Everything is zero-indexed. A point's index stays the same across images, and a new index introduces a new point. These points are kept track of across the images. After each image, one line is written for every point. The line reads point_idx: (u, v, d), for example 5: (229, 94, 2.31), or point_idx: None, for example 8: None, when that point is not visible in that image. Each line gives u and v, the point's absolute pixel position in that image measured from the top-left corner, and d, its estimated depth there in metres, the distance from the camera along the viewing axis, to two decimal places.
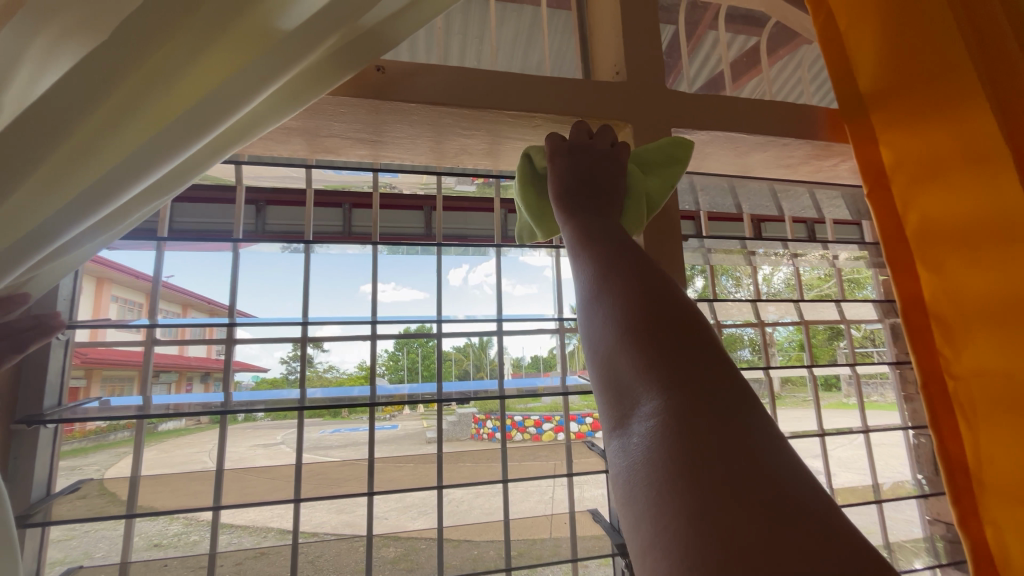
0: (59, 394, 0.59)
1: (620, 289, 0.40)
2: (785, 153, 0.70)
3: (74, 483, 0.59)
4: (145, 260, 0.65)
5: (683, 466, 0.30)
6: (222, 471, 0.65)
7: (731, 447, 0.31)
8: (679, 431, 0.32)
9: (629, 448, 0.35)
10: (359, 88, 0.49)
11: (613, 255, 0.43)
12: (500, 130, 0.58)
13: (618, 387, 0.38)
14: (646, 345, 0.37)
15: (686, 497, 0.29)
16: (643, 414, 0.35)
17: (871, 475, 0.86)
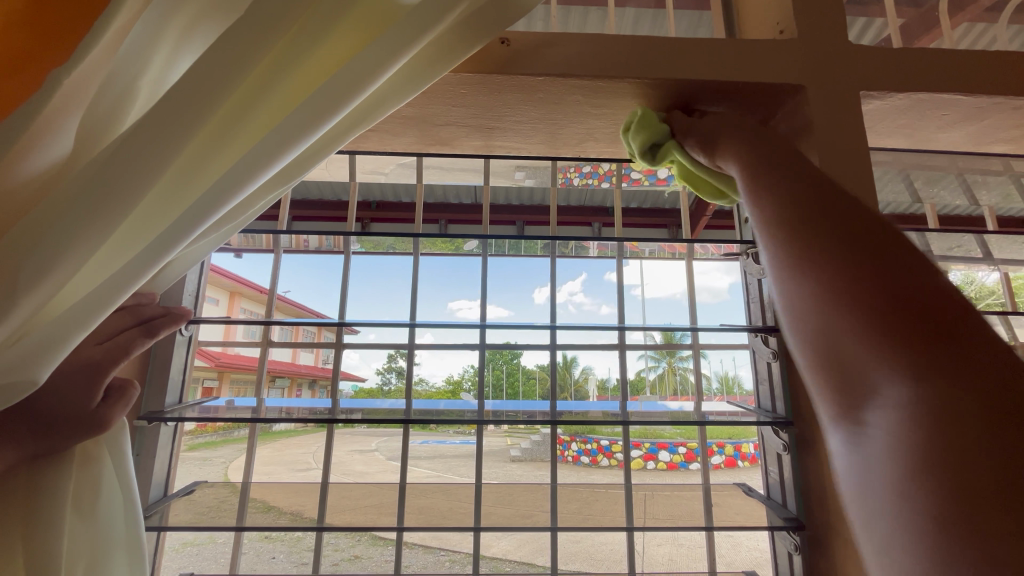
0: (180, 390, 0.59)
1: (830, 237, 0.31)
2: (1011, 122, 0.53)
3: (189, 487, 0.59)
4: (264, 263, 0.65)
5: (930, 467, 0.22)
6: (327, 486, 0.61)
7: (1012, 469, 0.21)
8: (932, 425, 0.23)
9: (863, 442, 0.27)
10: (482, 63, 0.44)
11: (821, 202, 0.33)
12: (635, 109, 0.49)
13: (831, 357, 0.29)
14: (862, 314, 0.27)
15: (929, 496, 0.22)
16: (885, 405, 0.25)
17: None
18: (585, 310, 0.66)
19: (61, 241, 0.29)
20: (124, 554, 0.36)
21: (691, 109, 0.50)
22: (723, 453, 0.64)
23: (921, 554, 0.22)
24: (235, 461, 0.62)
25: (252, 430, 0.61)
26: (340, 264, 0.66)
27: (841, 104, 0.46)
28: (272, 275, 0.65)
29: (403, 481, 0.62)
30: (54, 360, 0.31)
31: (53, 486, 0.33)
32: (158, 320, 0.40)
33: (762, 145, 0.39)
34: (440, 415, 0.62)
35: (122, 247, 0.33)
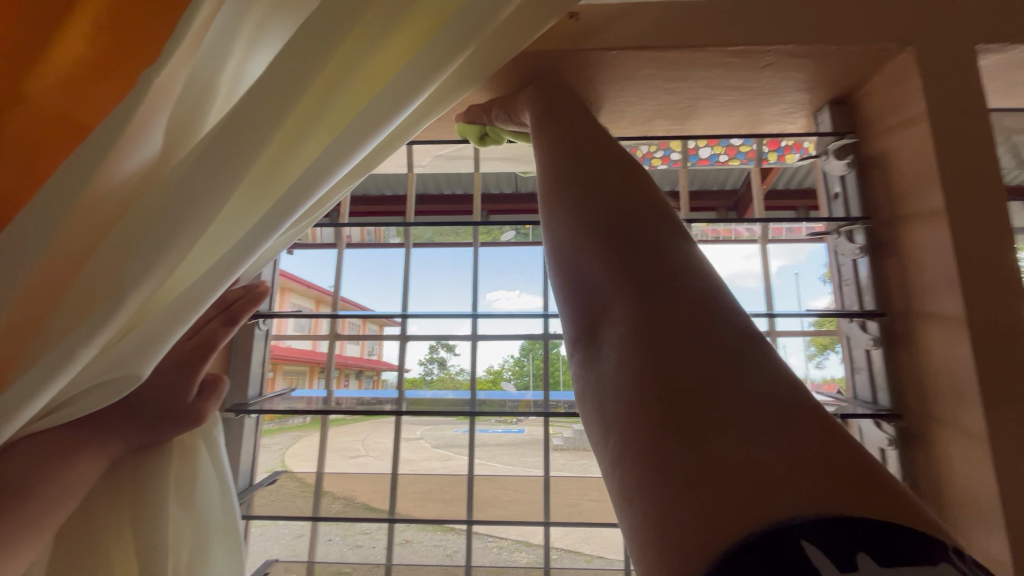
0: (261, 382, 0.61)
1: (585, 214, 0.37)
2: None
3: (272, 476, 0.61)
4: (327, 259, 0.66)
5: (674, 428, 0.27)
6: (396, 478, 0.61)
7: (667, 370, 0.29)
8: (644, 393, 0.29)
9: (595, 365, 0.33)
10: (551, 40, 0.42)
11: (580, 179, 0.39)
12: (712, 81, 0.46)
13: (580, 292, 0.37)
14: (633, 292, 0.33)
15: (652, 441, 0.27)
16: (614, 324, 0.33)
17: None
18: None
19: (160, 240, 0.29)
20: (223, 541, 0.37)
21: (774, 78, 0.46)
22: None
23: (631, 488, 0.27)
24: (292, 449, 0.63)
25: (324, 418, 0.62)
26: (402, 258, 0.65)
27: (956, 60, 0.41)
28: (336, 271, 0.66)
29: (471, 473, 0.62)
30: (156, 359, 0.31)
31: (155, 476, 0.35)
32: (237, 306, 0.41)
33: (551, 123, 0.42)
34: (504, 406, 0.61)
35: (213, 245, 0.34)
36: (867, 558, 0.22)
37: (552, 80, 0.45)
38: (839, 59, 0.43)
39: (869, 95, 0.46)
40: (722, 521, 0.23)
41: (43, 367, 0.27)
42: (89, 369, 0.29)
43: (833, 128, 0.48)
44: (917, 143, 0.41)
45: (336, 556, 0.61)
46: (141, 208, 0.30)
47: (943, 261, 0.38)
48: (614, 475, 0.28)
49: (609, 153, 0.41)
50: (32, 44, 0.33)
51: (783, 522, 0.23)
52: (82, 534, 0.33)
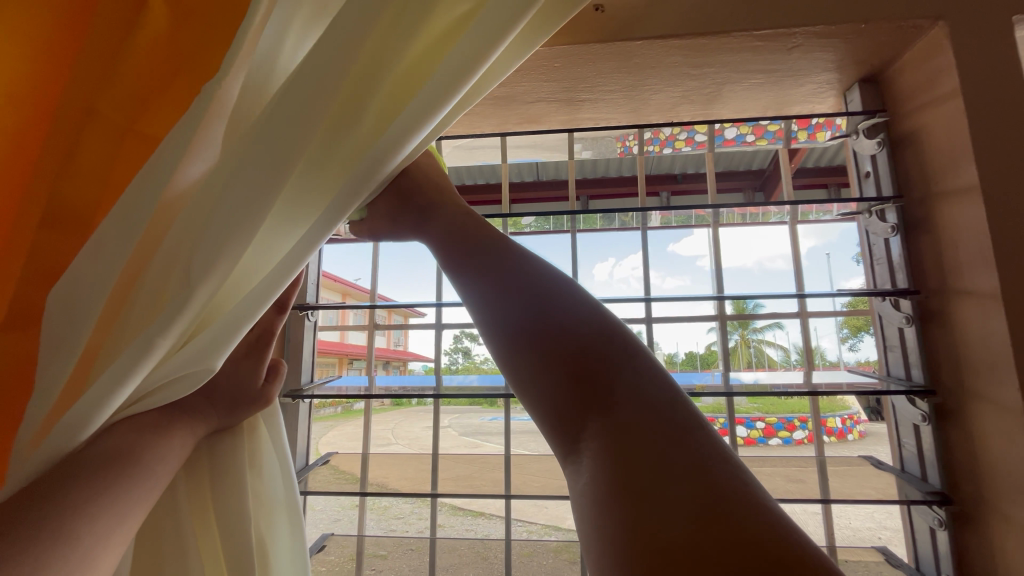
0: (311, 370, 0.65)
1: (522, 288, 0.32)
2: None
3: (325, 457, 0.65)
4: (364, 253, 0.69)
5: (660, 531, 0.23)
6: (437, 457, 0.65)
7: (641, 472, 0.25)
8: (618, 501, 0.24)
9: (578, 484, 0.27)
10: (579, 33, 0.43)
11: (484, 259, 0.34)
12: (738, 66, 0.46)
13: (531, 389, 0.30)
14: (567, 403, 0.29)
15: (620, 540, 0.23)
16: (589, 437, 0.27)
17: None
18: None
19: (225, 229, 0.28)
20: (285, 517, 0.40)
21: (802, 58, 0.46)
22: (805, 427, 0.53)
23: None
24: (318, 438, 0.65)
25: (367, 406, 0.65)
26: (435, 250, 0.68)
27: (992, 33, 0.40)
28: (373, 266, 0.69)
29: (507, 452, 0.65)
30: (226, 351, 0.31)
31: (230, 452, 0.38)
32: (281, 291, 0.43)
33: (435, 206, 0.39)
34: None
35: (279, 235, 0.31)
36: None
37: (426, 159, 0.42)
38: (869, 37, 0.43)
39: (899, 72, 0.46)
40: None
41: (128, 354, 0.28)
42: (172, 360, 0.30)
43: (862, 107, 0.48)
44: (951, 119, 0.41)
45: (391, 534, 0.64)
46: (181, 233, 0.30)
47: (979, 237, 0.38)
48: None
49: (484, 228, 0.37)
50: (89, 64, 0.31)
51: None
52: (169, 517, 0.36)
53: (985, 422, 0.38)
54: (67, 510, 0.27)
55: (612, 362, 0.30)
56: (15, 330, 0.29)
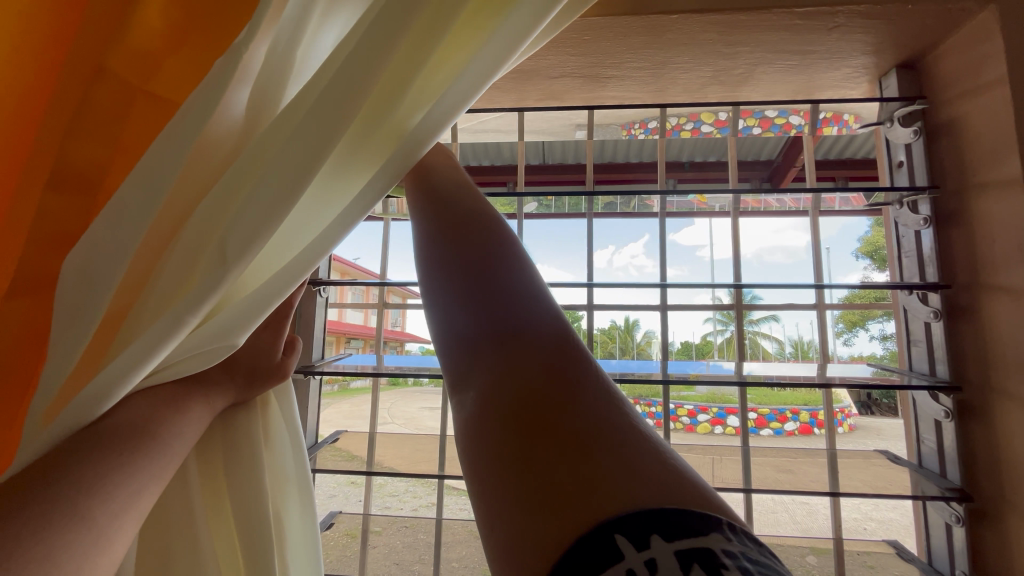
0: (321, 347, 0.64)
1: (441, 230, 0.33)
2: None
3: (334, 435, 0.64)
4: (374, 233, 0.68)
5: (525, 457, 0.23)
6: (444, 438, 0.64)
7: (530, 402, 0.25)
8: (496, 426, 0.25)
9: (460, 411, 0.27)
10: (612, 5, 0.41)
11: (431, 206, 0.34)
12: (774, 47, 0.45)
13: (440, 326, 0.30)
14: (465, 334, 0.29)
15: (498, 469, 0.23)
16: (482, 369, 0.28)
17: None
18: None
19: (266, 208, 0.27)
20: (296, 495, 0.39)
21: (840, 40, 0.44)
22: (796, 419, 0.52)
23: (492, 517, 0.22)
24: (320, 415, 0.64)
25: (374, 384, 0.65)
26: None
27: None
28: (383, 246, 0.68)
29: None
30: (250, 327, 0.31)
31: (243, 428, 0.37)
32: None
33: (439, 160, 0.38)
34: None
35: (311, 207, 0.30)
36: (662, 540, 0.19)
37: None
38: (914, 19, 0.41)
39: (940, 58, 0.44)
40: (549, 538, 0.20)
41: (155, 331, 0.27)
42: (195, 335, 0.30)
43: (898, 94, 0.47)
44: (995, 108, 0.39)
45: (386, 512, 0.64)
46: (216, 208, 0.29)
47: (1017, 231, 0.37)
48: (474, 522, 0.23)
49: (451, 177, 0.37)
50: (101, 17, 0.29)
51: (605, 519, 0.20)
52: (179, 490, 0.35)
53: (1011, 420, 0.38)
54: (88, 486, 0.26)
55: (524, 302, 0.30)
56: (32, 298, 0.28)
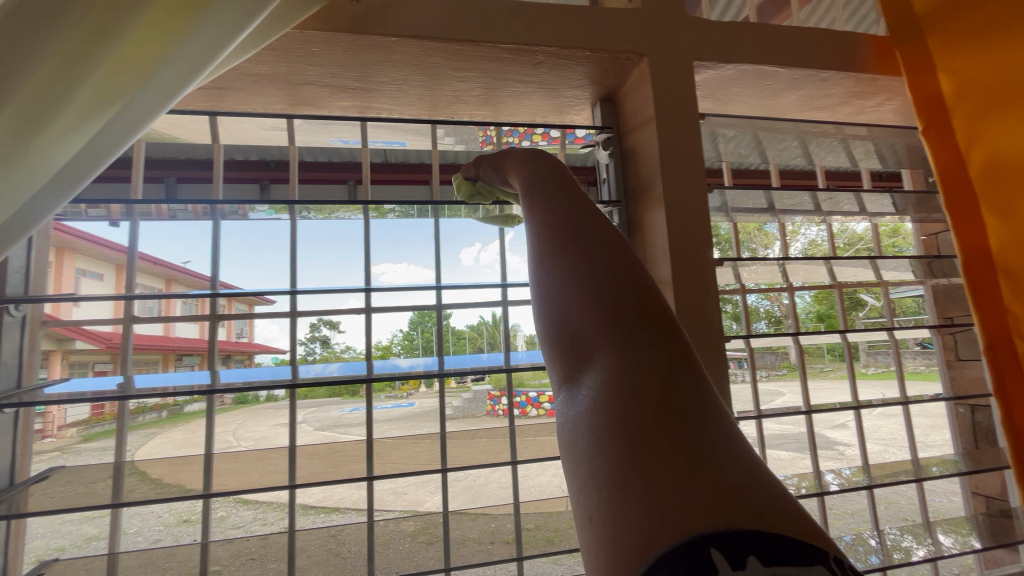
0: (18, 374, 0.52)
1: (563, 259, 0.38)
2: (821, 92, 0.62)
3: (42, 474, 0.54)
4: (117, 235, 0.59)
5: (633, 459, 0.28)
6: (212, 455, 0.60)
7: (662, 409, 0.30)
8: (618, 418, 0.30)
9: (577, 405, 0.34)
10: (332, 21, 0.43)
11: (555, 234, 0.40)
12: (497, 72, 0.51)
13: (566, 334, 0.37)
14: (586, 341, 0.36)
15: (613, 453, 0.29)
16: (595, 370, 0.34)
17: (912, 446, 0.80)
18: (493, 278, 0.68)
19: None
20: None
21: (549, 72, 0.52)
22: None
23: (593, 506, 0.28)
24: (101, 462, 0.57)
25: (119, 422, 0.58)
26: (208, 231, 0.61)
27: (680, 73, 0.50)
28: (132, 242, 0.59)
29: (292, 444, 0.62)
30: None
31: None
32: None
33: (540, 188, 0.43)
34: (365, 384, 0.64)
35: None
36: (754, 561, 0.24)
37: (543, 153, 0.47)
38: (596, 63, 0.50)
39: (625, 96, 0.55)
40: (653, 530, 0.25)
41: None
42: None
43: (601, 123, 0.57)
44: (650, 140, 0.50)
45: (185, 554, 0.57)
46: None
47: (660, 238, 0.48)
48: (578, 489, 0.30)
49: (569, 202, 0.42)
50: None
51: (699, 533, 0.25)
52: None
53: None
54: None
55: (654, 324, 0.35)
56: None
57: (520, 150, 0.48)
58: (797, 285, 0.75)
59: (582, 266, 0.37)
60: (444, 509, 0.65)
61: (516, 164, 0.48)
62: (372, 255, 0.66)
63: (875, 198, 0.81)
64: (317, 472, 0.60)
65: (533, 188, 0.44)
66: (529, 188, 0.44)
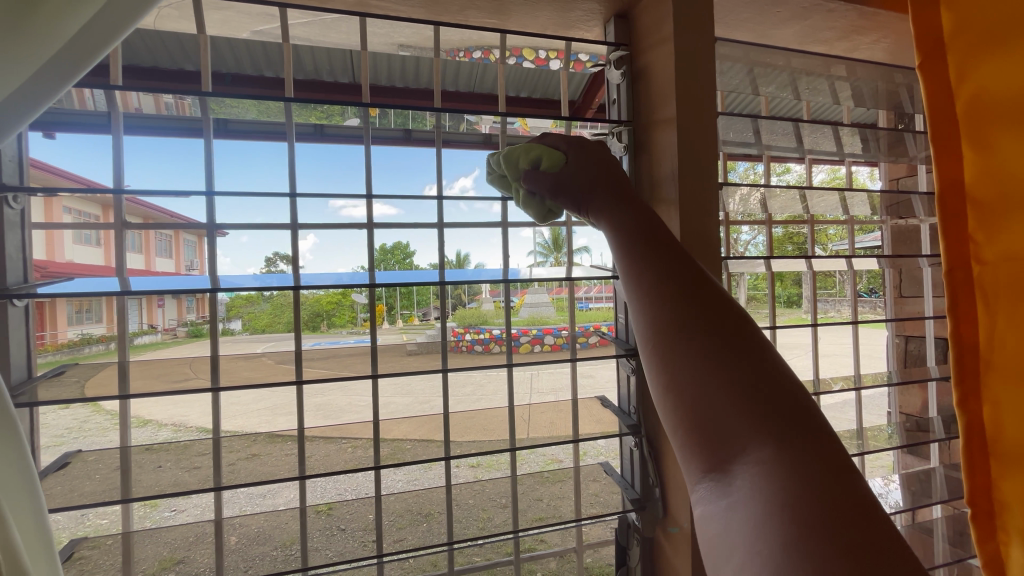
0: (25, 269, 0.56)
1: (697, 347, 0.39)
2: (804, 20, 0.66)
3: (57, 368, 0.58)
4: (100, 149, 0.58)
5: (797, 543, 0.28)
6: (218, 358, 0.63)
7: (813, 485, 0.31)
8: (770, 497, 0.31)
9: (727, 497, 0.34)
10: None
11: (674, 305, 0.41)
12: None
13: (706, 429, 0.37)
14: (722, 427, 0.37)
15: (774, 529, 0.30)
16: (743, 458, 0.35)
17: (856, 364, 0.91)
18: (467, 208, 0.71)
19: None
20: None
21: None
22: (598, 332, 0.76)
23: None
24: (91, 376, 0.58)
25: (120, 344, 0.61)
26: (201, 149, 0.61)
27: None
28: (118, 173, 0.58)
29: (297, 347, 0.66)
30: None
31: None
32: None
33: (640, 248, 0.45)
34: (326, 319, 0.68)
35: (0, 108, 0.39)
36: None
37: (635, 205, 0.48)
38: None
39: (638, 13, 0.56)
40: None
41: None
42: None
43: (615, 40, 0.59)
44: (665, 60, 0.52)
45: (190, 472, 0.61)
46: None
47: (672, 158, 0.51)
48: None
49: (677, 270, 0.43)
50: None
51: None
52: None
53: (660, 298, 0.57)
54: None
55: (787, 403, 0.36)
56: None
57: (599, 186, 0.51)
58: (774, 219, 0.80)
59: (711, 351, 0.39)
60: (445, 410, 0.72)
61: (602, 198, 0.51)
62: (371, 189, 0.68)
63: (850, 139, 0.85)
64: (323, 372, 0.64)
65: (628, 241, 0.46)
66: (624, 233, 0.47)
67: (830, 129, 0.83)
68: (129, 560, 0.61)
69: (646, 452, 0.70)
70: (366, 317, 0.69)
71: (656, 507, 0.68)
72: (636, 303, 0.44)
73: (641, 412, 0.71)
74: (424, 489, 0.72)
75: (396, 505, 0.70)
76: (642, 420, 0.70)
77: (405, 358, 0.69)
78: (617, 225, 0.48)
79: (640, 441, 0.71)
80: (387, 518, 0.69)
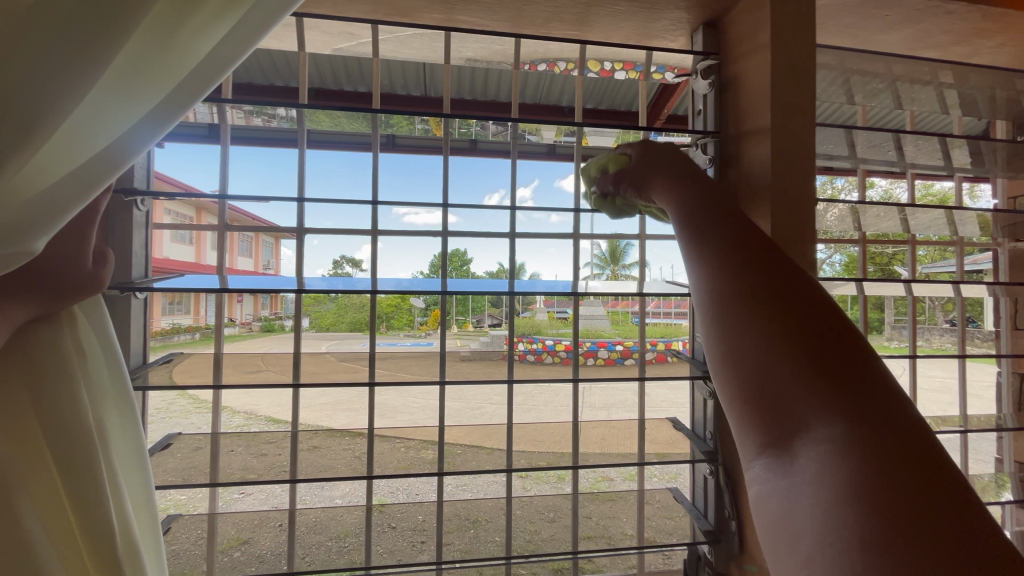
0: (147, 264, 0.63)
1: (758, 315, 0.35)
2: (912, 24, 0.61)
3: (168, 355, 0.63)
4: (207, 156, 0.63)
5: (875, 540, 0.25)
6: (300, 356, 0.66)
7: (894, 475, 0.27)
8: (841, 484, 0.28)
9: (788, 475, 0.31)
10: None
11: (735, 277, 0.38)
12: None
13: (767, 400, 0.33)
14: (783, 404, 0.33)
15: (847, 520, 0.26)
16: (807, 436, 0.31)
17: (962, 406, 0.81)
18: (526, 218, 0.71)
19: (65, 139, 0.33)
20: (113, 405, 0.45)
21: None
22: (655, 348, 0.73)
23: None
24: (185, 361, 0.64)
25: (215, 333, 0.64)
26: (294, 159, 0.65)
27: None
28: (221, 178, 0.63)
29: (370, 347, 0.67)
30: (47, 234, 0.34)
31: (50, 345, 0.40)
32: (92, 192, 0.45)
33: (702, 223, 0.42)
34: (384, 319, 0.68)
35: (119, 116, 0.35)
36: None
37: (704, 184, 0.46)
38: None
39: (729, 22, 0.55)
40: None
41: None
42: None
43: (702, 50, 0.58)
44: (758, 68, 0.50)
45: (262, 460, 0.65)
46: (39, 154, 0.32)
47: (764, 167, 0.49)
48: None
49: (740, 242, 0.40)
50: None
51: None
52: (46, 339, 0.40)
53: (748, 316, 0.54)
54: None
55: (863, 378, 0.32)
56: None
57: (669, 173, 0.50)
58: (871, 237, 0.74)
59: (773, 321, 0.35)
60: (509, 420, 0.72)
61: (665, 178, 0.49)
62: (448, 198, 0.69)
63: (961, 151, 0.78)
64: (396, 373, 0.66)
65: (691, 218, 0.43)
66: (688, 211, 0.44)
67: (938, 142, 0.76)
68: (211, 538, 0.65)
69: (722, 481, 0.66)
70: (423, 321, 0.68)
71: (732, 541, 0.64)
72: (695, 272, 0.41)
73: (717, 438, 0.67)
74: (474, 496, 0.72)
75: (447, 508, 0.70)
76: (720, 447, 0.67)
77: (475, 363, 0.70)
78: (682, 204, 0.45)
79: (716, 469, 0.67)
80: (449, 523, 0.69)
